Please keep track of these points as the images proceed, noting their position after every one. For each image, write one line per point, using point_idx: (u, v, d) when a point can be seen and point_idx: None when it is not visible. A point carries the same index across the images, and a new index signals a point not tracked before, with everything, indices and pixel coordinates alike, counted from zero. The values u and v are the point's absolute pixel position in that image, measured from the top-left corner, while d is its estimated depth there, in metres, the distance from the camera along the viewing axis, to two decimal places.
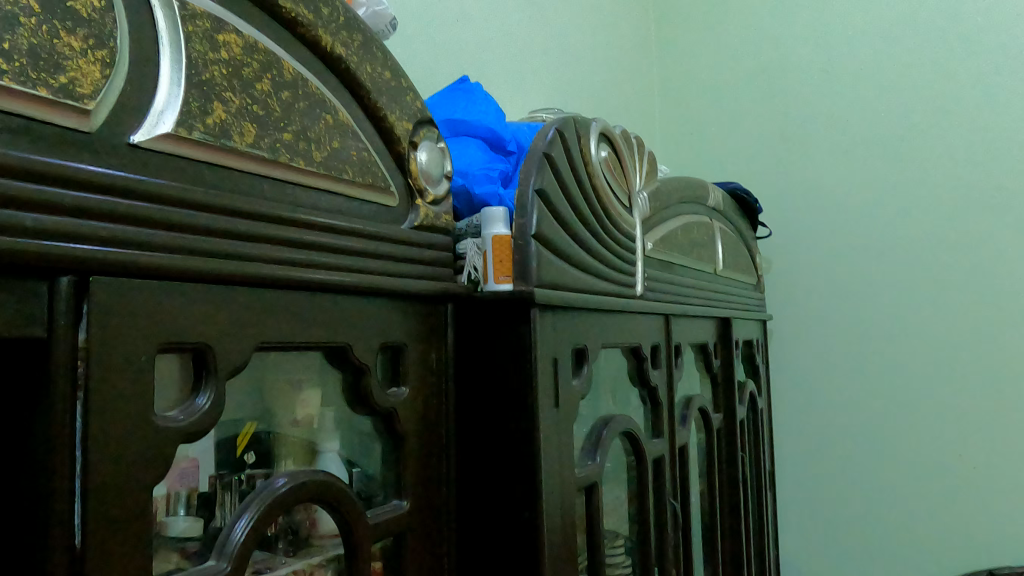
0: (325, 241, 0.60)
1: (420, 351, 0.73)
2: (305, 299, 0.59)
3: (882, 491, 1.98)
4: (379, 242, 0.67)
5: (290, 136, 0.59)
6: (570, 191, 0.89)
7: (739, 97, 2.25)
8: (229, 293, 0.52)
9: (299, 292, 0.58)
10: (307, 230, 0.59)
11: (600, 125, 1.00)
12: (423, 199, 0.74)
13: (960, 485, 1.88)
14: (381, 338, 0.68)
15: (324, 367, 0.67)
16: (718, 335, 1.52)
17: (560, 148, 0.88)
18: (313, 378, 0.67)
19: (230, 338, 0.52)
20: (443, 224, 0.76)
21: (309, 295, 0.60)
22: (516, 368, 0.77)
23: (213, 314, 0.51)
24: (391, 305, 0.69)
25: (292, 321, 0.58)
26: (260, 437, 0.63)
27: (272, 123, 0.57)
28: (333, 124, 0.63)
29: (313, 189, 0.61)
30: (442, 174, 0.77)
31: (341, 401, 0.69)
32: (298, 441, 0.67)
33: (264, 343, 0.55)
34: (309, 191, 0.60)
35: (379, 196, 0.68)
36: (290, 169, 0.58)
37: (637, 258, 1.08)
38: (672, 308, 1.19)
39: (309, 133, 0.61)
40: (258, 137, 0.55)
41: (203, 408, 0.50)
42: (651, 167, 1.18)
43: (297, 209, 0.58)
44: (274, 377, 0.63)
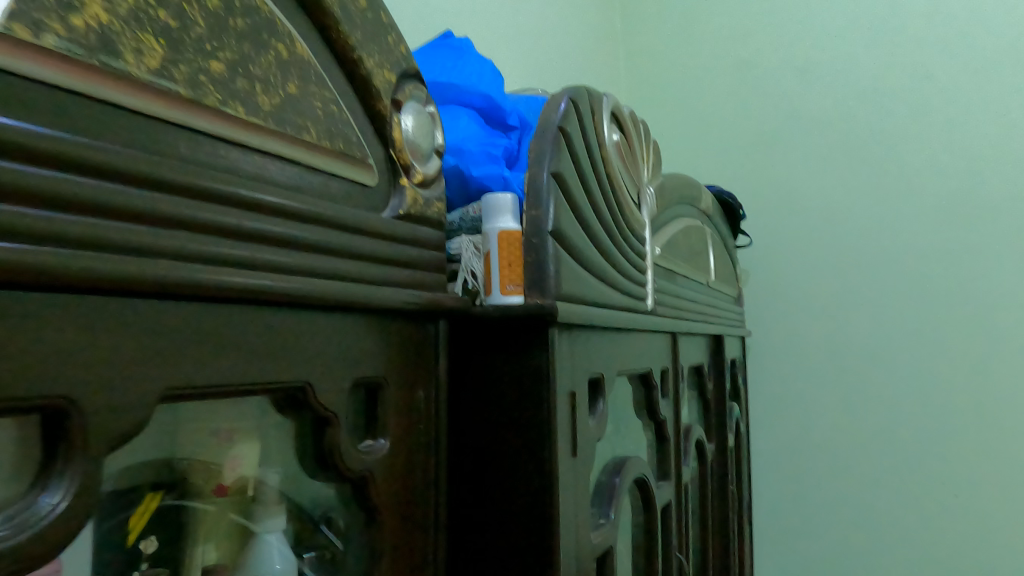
0: (274, 229, 0.40)
1: (402, 387, 0.53)
2: (242, 316, 0.39)
3: (864, 535, 1.73)
4: (351, 236, 0.47)
5: (221, 66, 0.38)
6: (587, 179, 0.70)
7: (704, 97, 1.99)
8: (108, 309, 0.32)
9: (233, 307, 0.38)
10: (247, 212, 0.39)
11: (612, 102, 0.81)
12: (409, 180, 0.54)
13: (951, 528, 1.64)
14: (351, 373, 0.48)
15: (270, 415, 0.46)
16: (712, 354, 1.34)
17: (575, 125, 0.69)
18: (252, 430, 0.46)
19: (113, 383, 0.32)
20: (434, 215, 0.56)
21: (250, 310, 0.39)
22: (528, 409, 0.58)
23: (78, 344, 0.30)
24: (364, 324, 0.49)
25: (221, 352, 0.37)
26: (166, 512, 0.43)
27: (190, 43, 0.36)
28: (287, 59, 0.43)
29: (257, 151, 0.41)
30: (433, 148, 0.58)
31: (293, 462, 0.48)
32: (223, 509, 0.47)
33: (175, 389, 0.35)
34: (250, 154, 0.40)
35: (351, 169, 0.48)
36: (220, 117, 0.38)
37: (647, 267, 0.89)
38: (679, 325, 1.01)
39: (251, 67, 0.40)
40: (168, 62, 0.35)
41: (53, 514, 0.30)
42: (656, 159, 1.00)
43: (232, 180, 0.38)
44: (193, 431, 0.42)
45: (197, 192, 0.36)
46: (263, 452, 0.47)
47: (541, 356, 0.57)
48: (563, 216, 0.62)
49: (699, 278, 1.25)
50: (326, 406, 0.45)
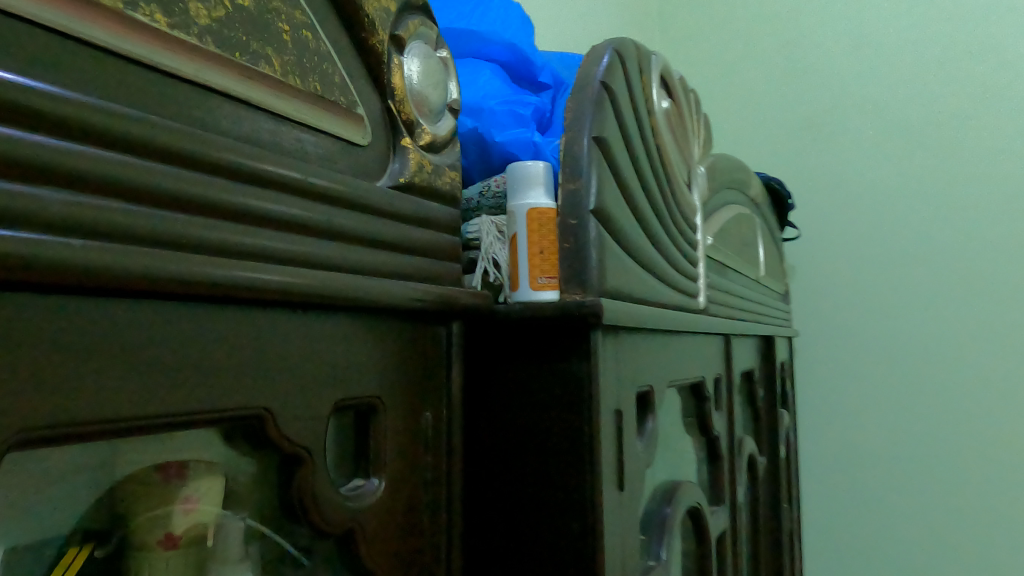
0: (206, 190, 0.29)
1: (403, 407, 0.41)
2: (161, 311, 0.28)
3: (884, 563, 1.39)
4: (328, 207, 0.35)
5: None
6: (636, 150, 0.57)
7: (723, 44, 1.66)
8: None
9: (138, 299, 0.27)
10: (163, 162, 0.28)
11: (661, 62, 0.67)
12: (413, 142, 0.42)
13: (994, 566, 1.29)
14: (331, 390, 0.36)
15: (229, 455, 0.34)
16: (762, 357, 1.20)
17: (621, 83, 0.56)
18: (213, 472, 0.34)
19: None
20: (446, 187, 0.44)
21: (173, 303, 0.28)
22: (563, 432, 0.45)
23: None
24: (350, 324, 0.37)
25: (117, 366, 0.26)
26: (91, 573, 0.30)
27: None
28: None
29: (183, 80, 0.29)
30: (444, 104, 0.45)
31: (268, 514, 0.36)
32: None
33: (42, 431, 0.24)
34: (172, 86, 0.29)
35: (329, 120, 0.36)
36: (119, 26, 0.27)
37: (699, 260, 0.75)
38: (733, 326, 0.87)
39: None
40: None
41: None
42: (707, 134, 0.87)
43: (145, 117, 0.27)
44: (125, 473, 0.30)
45: (83, 128, 0.25)
46: (228, 495, 0.34)
47: (580, 366, 0.45)
48: (610, 193, 0.49)
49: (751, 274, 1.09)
50: (296, 436, 0.34)
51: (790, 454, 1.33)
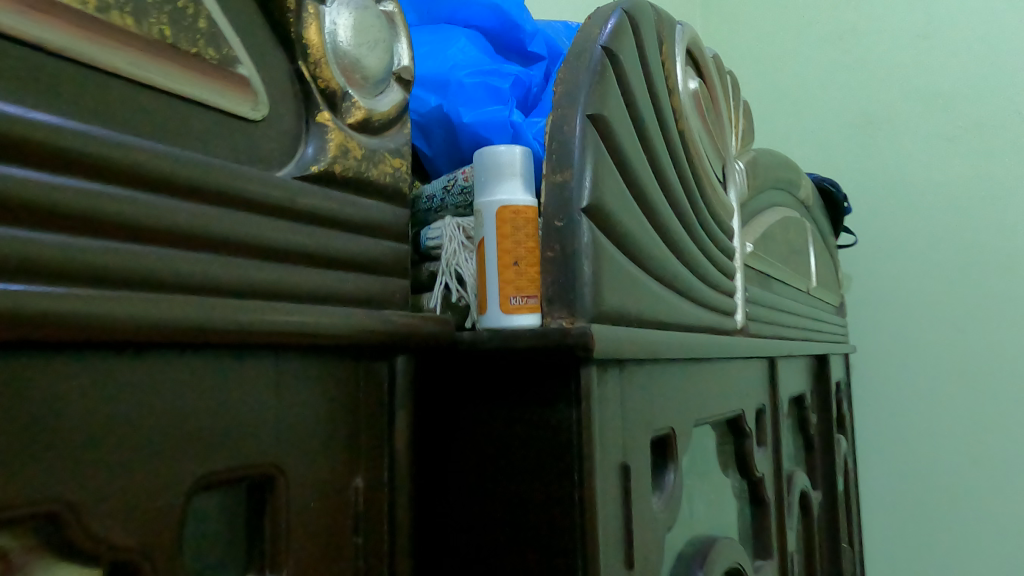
0: None
1: (319, 475, 0.30)
2: None
3: None
4: (180, 204, 0.25)
5: None
6: (651, 135, 0.46)
7: None
8: None
9: None
10: None
11: (687, 33, 0.56)
12: (336, 118, 0.32)
13: None
14: (194, 463, 0.25)
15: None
16: (816, 377, 1.06)
17: (633, 51, 0.45)
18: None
19: None
20: (387, 179, 0.34)
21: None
22: (547, 503, 0.34)
23: None
24: (226, 367, 0.27)
25: None
26: None
27: None
28: None
29: None
30: (390, 71, 0.35)
31: None
32: None
33: None
34: None
35: (193, 82, 0.26)
36: None
37: (735, 269, 0.64)
38: (779, 347, 0.74)
39: None
40: None
41: None
42: (747, 123, 0.75)
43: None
44: None
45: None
46: None
47: (566, 414, 0.34)
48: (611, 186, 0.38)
49: (800, 285, 0.96)
50: (126, 535, 0.23)
51: (849, 485, 1.18)
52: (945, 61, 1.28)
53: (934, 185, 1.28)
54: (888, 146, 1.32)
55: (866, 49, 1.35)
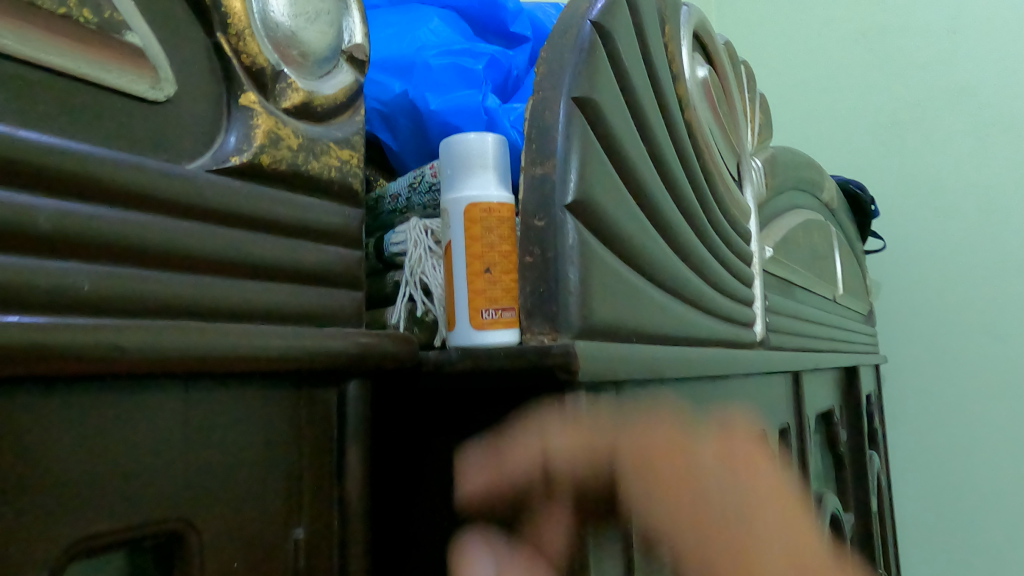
0: None
1: (249, 529, 0.25)
2: None
3: None
4: (37, 199, 0.20)
5: None
6: (652, 123, 0.40)
7: None
8: None
9: None
10: None
11: (694, 16, 0.51)
12: (265, 100, 0.27)
13: None
14: (66, 525, 0.20)
15: None
16: (845, 391, 0.99)
17: (630, 30, 0.40)
18: None
19: None
20: (331, 174, 0.29)
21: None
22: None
23: None
24: (110, 403, 0.21)
25: None
26: None
27: None
28: None
29: None
30: (337, 48, 0.30)
31: None
32: None
33: None
34: None
35: (58, 49, 0.21)
36: None
37: (752, 275, 0.58)
38: (803, 360, 0.68)
39: None
40: None
41: None
42: (764, 118, 0.69)
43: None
44: None
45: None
46: None
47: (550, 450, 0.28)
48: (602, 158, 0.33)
49: (824, 292, 0.90)
50: None
51: (883, 505, 1.11)
52: (978, 55, 1.21)
53: (970, 186, 1.21)
54: (918, 145, 1.25)
55: (892, 44, 1.28)
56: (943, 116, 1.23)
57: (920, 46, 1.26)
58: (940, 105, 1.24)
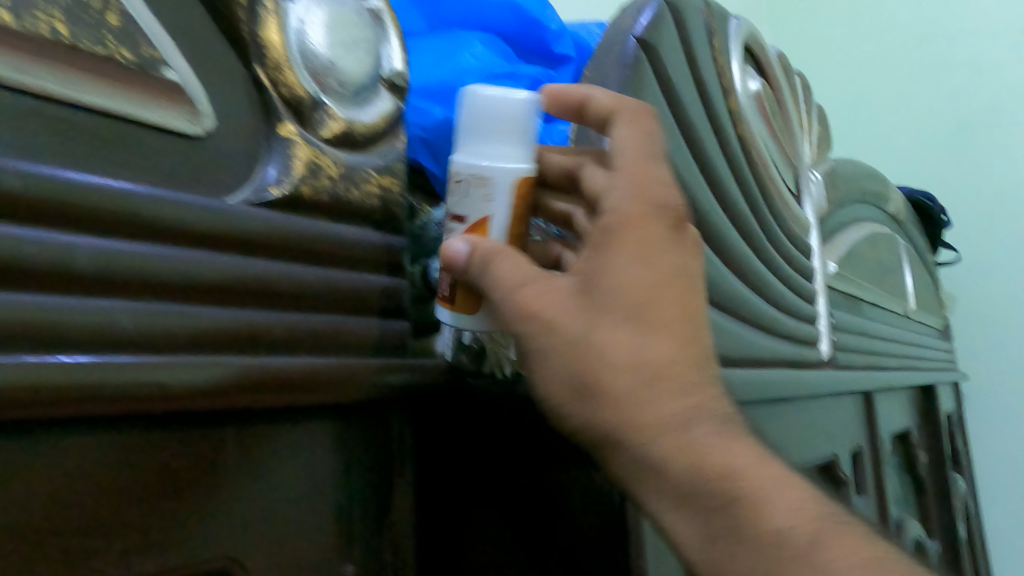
0: None
1: (302, 569, 0.25)
2: None
3: None
4: (78, 236, 0.20)
5: None
6: (700, 137, 0.39)
7: None
8: None
9: None
10: None
11: (744, 28, 0.49)
12: (304, 131, 0.26)
13: None
14: (113, 565, 0.20)
15: None
16: (921, 411, 0.95)
17: (675, 41, 0.39)
18: None
19: None
20: (373, 202, 0.29)
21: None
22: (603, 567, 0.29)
23: None
24: (159, 439, 0.21)
25: None
26: None
27: None
28: None
29: None
30: (376, 76, 0.30)
31: None
32: None
33: None
34: None
35: (99, 89, 0.21)
36: None
37: (815, 291, 0.56)
38: (875, 379, 0.65)
39: None
40: None
41: None
42: (824, 130, 0.67)
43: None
44: None
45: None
46: None
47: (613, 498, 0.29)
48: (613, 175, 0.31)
49: (895, 308, 0.86)
50: None
51: (972, 531, 1.05)
52: None
53: None
54: (991, 153, 1.20)
55: (958, 51, 1.24)
56: (1015, 122, 1.18)
57: (991, 50, 1.21)
58: (1012, 111, 1.19)
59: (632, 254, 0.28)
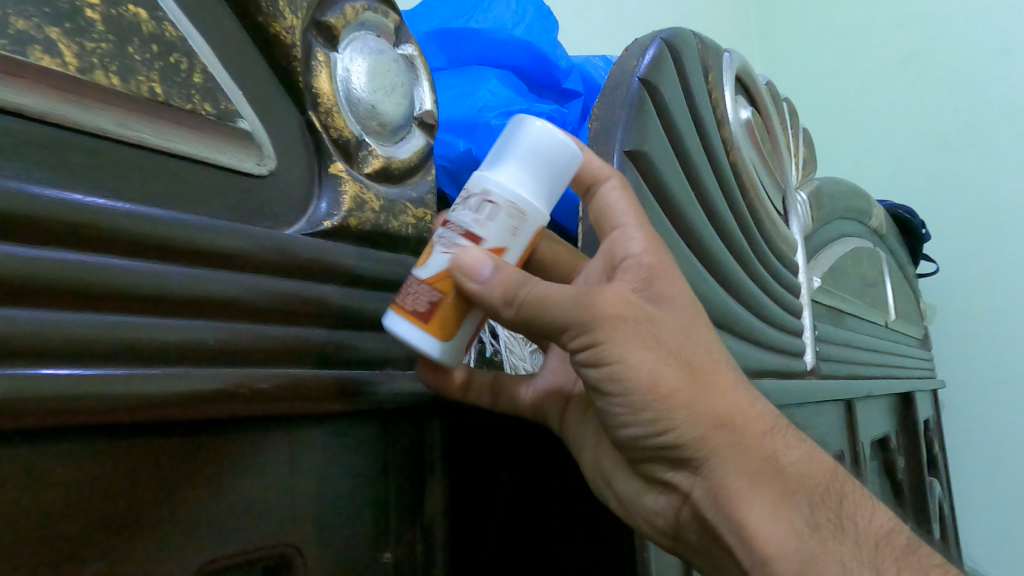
0: None
1: (347, 554, 0.28)
2: None
3: None
4: (183, 265, 0.23)
5: None
6: (697, 167, 0.43)
7: None
8: None
9: None
10: None
11: (736, 61, 0.53)
12: (351, 169, 0.30)
13: None
14: (201, 549, 0.23)
15: None
16: (900, 417, 0.99)
17: (674, 77, 0.42)
18: None
19: None
20: (409, 230, 0.32)
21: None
22: (624, 557, 0.37)
23: None
24: (237, 441, 0.24)
25: None
26: None
27: None
28: None
29: None
30: (410, 116, 0.33)
31: None
32: None
33: None
34: None
35: (184, 136, 0.24)
36: None
37: (801, 306, 0.60)
38: (857, 388, 0.69)
39: None
40: None
41: None
42: (809, 152, 0.71)
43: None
44: None
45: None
46: None
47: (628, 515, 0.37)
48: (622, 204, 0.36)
49: (876, 318, 0.90)
50: None
51: (947, 532, 1.09)
52: None
53: None
54: (972, 168, 1.25)
55: (941, 69, 1.28)
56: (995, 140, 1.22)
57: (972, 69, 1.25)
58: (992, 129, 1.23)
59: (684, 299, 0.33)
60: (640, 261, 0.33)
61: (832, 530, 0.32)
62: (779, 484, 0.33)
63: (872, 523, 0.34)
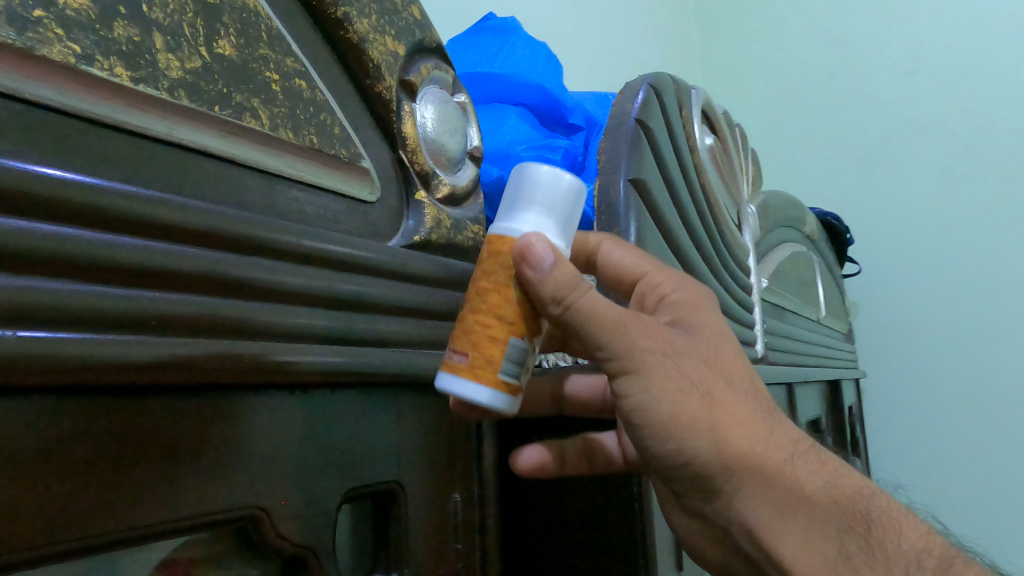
0: (200, 265, 0.25)
1: (432, 494, 0.37)
2: (159, 401, 0.25)
3: None
4: (331, 273, 0.31)
5: (120, 16, 0.25)
6: (677, 189, 0.52)
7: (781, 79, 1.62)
8: None
9: (154, 379, 0.24)
10: (154, 222, 0.24)
11: (701, 96, 0.63)
12: (429, 195, 0.38)
13: None
14: (339, 477, 0.32)
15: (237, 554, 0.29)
16: (829, 404, 1.11)
17: (658, 113, 0.52)
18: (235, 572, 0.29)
19: None
20: (468, 242, 0.41)
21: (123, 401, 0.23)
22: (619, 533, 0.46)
23: None
24: (357, 404, 0.33)
25: (110, 460, 0.23)
26: None
27: None
28: (232, 6, 0.29)
29: (179, 146, 0.26)
30: (464, 151, 0.42)
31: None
32: None
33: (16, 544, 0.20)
34: (162, 136, 0.26)
35: (329, 173, 0.32)
36: (115, 99, 0.24)
37: (753, 302, 0.70)
38: (796, 374, 0.80)
39: (161, 14, 0.26)
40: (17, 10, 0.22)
41: None
42: (756, 170, 0.81)
43: (85, 178, 0.23)
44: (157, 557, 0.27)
45: (6, 197, 0.20)
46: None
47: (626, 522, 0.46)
48: (628, 220, 0.46)
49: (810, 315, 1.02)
50: (301, 535, 0.30)
51: None
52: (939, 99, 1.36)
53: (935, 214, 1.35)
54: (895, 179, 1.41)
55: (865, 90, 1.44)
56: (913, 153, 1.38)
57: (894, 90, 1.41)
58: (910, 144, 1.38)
59: (709, 336, 0.42)
60: (671, 301, 0.43)
61: (862, 557, 0.39)
62: (806, 512, 0.40)
63: (904, 545, 0.39)
